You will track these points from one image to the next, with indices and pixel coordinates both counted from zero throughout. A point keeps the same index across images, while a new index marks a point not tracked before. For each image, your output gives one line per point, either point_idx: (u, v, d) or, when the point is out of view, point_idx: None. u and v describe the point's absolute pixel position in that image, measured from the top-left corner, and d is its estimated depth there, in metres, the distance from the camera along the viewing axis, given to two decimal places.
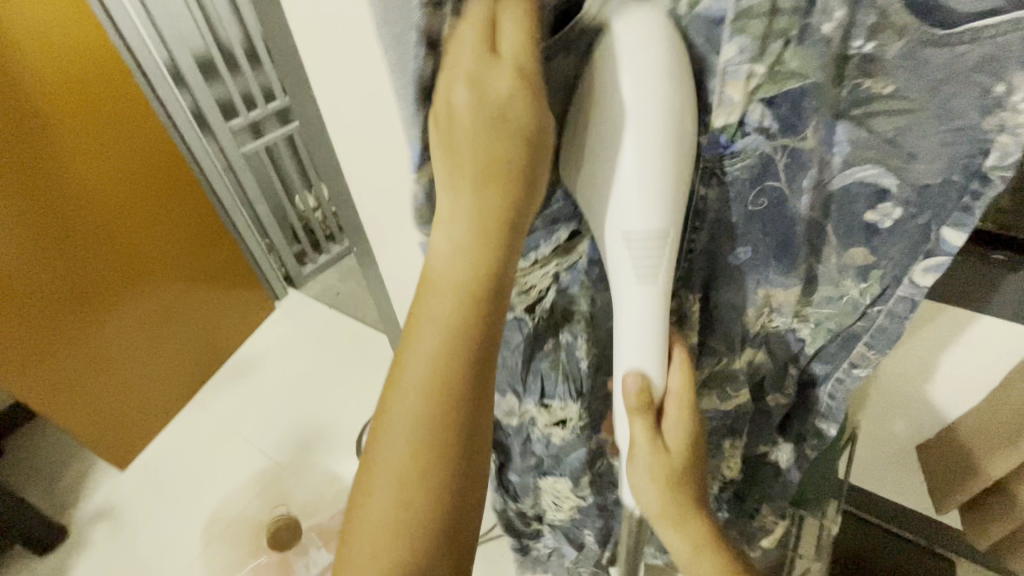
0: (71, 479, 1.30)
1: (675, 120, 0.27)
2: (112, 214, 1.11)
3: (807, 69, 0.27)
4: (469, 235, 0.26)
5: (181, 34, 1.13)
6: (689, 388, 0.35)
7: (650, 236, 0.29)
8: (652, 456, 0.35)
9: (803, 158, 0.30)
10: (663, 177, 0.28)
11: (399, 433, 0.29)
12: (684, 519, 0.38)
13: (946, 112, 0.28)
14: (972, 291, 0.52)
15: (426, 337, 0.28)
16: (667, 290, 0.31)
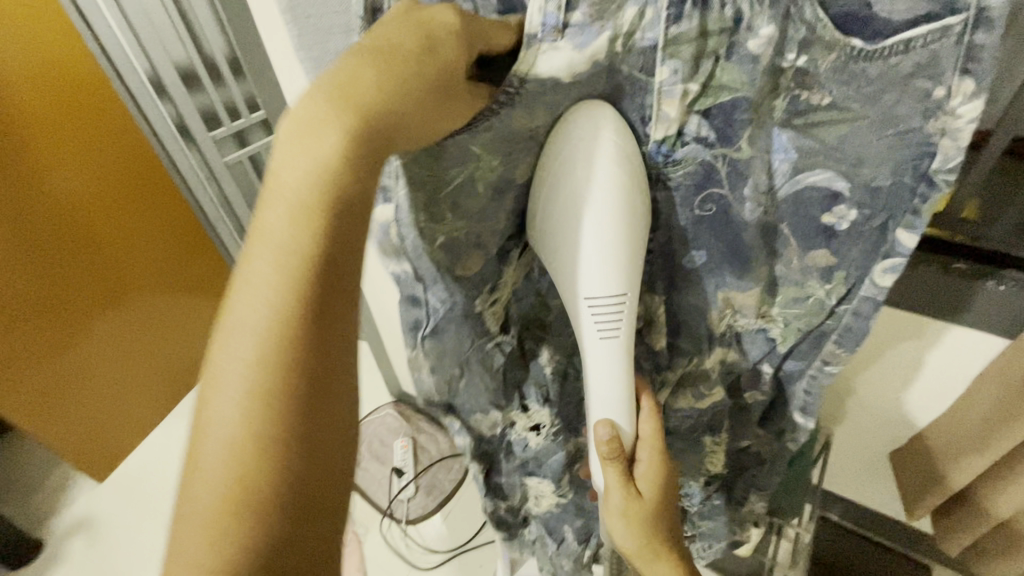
0: (47, 492, 1.28)
1: (623, 200, 0.32)
2: (92, 223, 1.13)
3: (737, 83, 0.31)
4: (324, 133, 0.24)
5: (159, 36, 1.00)
6: (656, 434, 0.41)
7: (608, 300, 0.33)
8: (624, 501, 0.40)
9: (741, 168, 0.34)
10: (616, 247, 0.32)
11: (233, 378, 0.24)
12: (655, 553, 0.43)
13: (889, 117, 0.32)
14: (943, 299, 0.58)
15: (264, 263, 0.24)
16: (627, 349, 0.35)
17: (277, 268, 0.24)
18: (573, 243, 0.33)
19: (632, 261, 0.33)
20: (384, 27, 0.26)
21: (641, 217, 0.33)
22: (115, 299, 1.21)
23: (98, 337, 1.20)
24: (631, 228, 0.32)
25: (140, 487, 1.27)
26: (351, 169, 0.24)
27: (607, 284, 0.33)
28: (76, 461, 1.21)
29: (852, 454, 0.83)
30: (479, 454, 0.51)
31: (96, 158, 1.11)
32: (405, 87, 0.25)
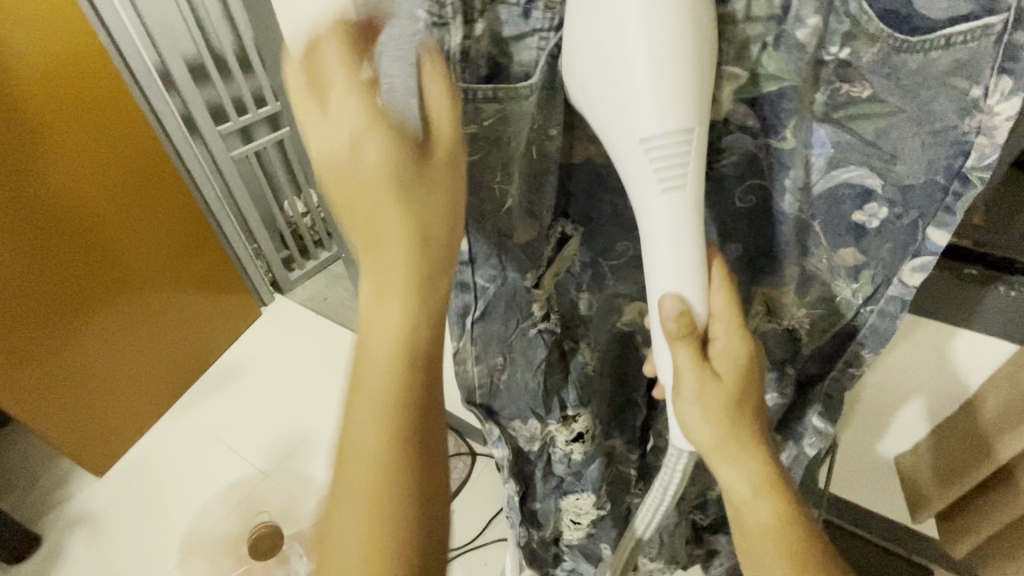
0: (45, 484, 1.27)
1: (682, 6, 0.26)
2: (94, 214, 1.12)
3: (783, 72, 0.31)
4: (397, 259, 0.30)
5: (169, 29, 1.16)
6: (733, 305, 0.36)
7: (671, 139, 0.28)
8: (699, 384, 0.36)
9: (784, 158, 0.35)
10: (678, 70, 0.26)
11: (368, 428, 0.32)
12: (740, 447, 0.39)
13: (925, 115, 0.32)
14: (951, 302, 0.57)
15: (379, 345, 0.32)
16: (696, 195, 0.30)
17: (399, 318, 0.32)
18: (623, 75, 0.27)
19: (698, 88, 0.27)
20: (359, 160, 0.28)
21: (706, 27, 0.27)
22: (116, 290, 1.20)
23: (99, 329, 1.18)
24: (695, 43, 0.26)
25: (141, 481, 1.26)
26: (431, 277, 0.31)
27: (668, 120, 0.27)
28: (77, 454, 1.21)
29: (859, 462, 0.83)
30: (519, 471, 0.53)
31: (102, 149, 1.11)
32: (417, 204, 0.30)
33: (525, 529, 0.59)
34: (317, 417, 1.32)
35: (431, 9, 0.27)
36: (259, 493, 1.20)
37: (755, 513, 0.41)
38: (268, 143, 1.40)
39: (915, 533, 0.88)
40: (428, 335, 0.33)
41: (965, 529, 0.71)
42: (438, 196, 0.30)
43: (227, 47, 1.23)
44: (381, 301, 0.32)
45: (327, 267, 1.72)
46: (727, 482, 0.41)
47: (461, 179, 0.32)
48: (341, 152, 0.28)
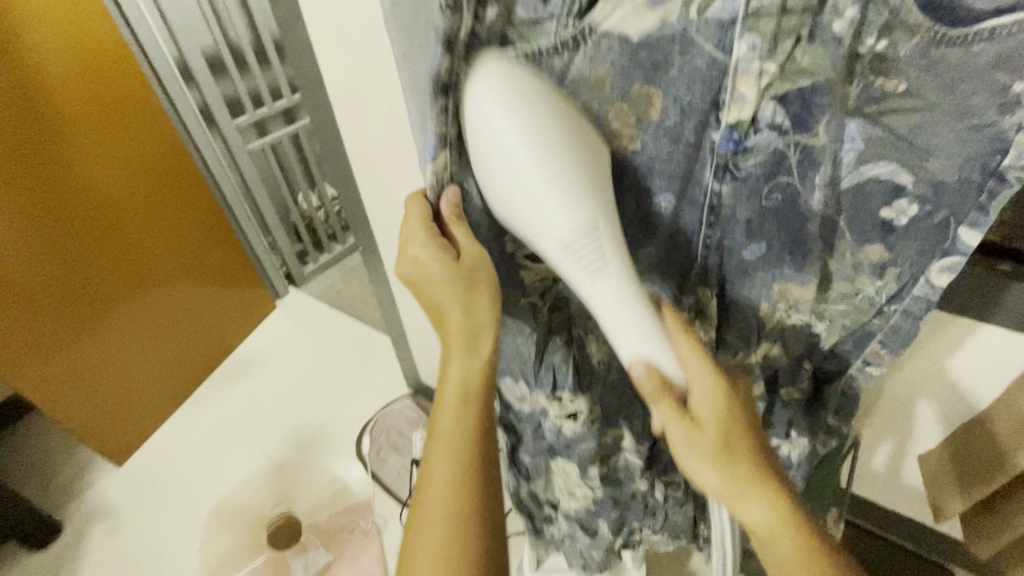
0: (67, 475, 1.29)
1: (553, 132, 0.30)
2: (112, 209, 1.13)
3: (817, 67, 0.30)
4: (458, 347, 0.40)
5: (190, 26, 1.19)
6: (697, 347, 0.38)
7: (586, 234, 0.32)
8: (683, 432, 0.39)
9: (814, 155, 0.34)
10: (570, 178, 0.31)
11: (437, 486, 0.41)
12: (751, 482, 0.41)
13: (963, 109, 0.32)
14: (974, 303, 0.55)
15: (444, 417, 0.42)
16: (622, 272, 0.34)
17: (457, 392, 0.42)
18: (525, 194, 0.31)
19: (592, 186, 0.32)
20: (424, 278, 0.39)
21: (577, 137, 0.31)
22: (133, 284, 1.21)
23: (116, 324, 1.20)
24: (577, 154, 0.31)
25: (161, 473, 1.28)
26: (481, 356, 0.41)
27: (574, 217, 0.31)
28: (97, 445, 1.23)
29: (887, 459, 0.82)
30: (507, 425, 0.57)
31: (120, 143, 1.12)
32: (468, 300, 0.39)
33: (514, 475, 0.63)
34: (331, 411, 1.33)
35: None
36: (276, 486, 1.21)
37: (784, 555, 0.39)
38: (284, 136, 1.44)
39: (935, 532, 0.87)
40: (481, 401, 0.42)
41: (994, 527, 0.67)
42: (482, 287, 0.39)
43: (244, 41, 1.27)
44: (444, 385, 0.42)
45: (338, 260, 1.76)
46: (751, 522, 0.41)
47: (448, 159, 0.34)
48: (410, 266, 0.39)
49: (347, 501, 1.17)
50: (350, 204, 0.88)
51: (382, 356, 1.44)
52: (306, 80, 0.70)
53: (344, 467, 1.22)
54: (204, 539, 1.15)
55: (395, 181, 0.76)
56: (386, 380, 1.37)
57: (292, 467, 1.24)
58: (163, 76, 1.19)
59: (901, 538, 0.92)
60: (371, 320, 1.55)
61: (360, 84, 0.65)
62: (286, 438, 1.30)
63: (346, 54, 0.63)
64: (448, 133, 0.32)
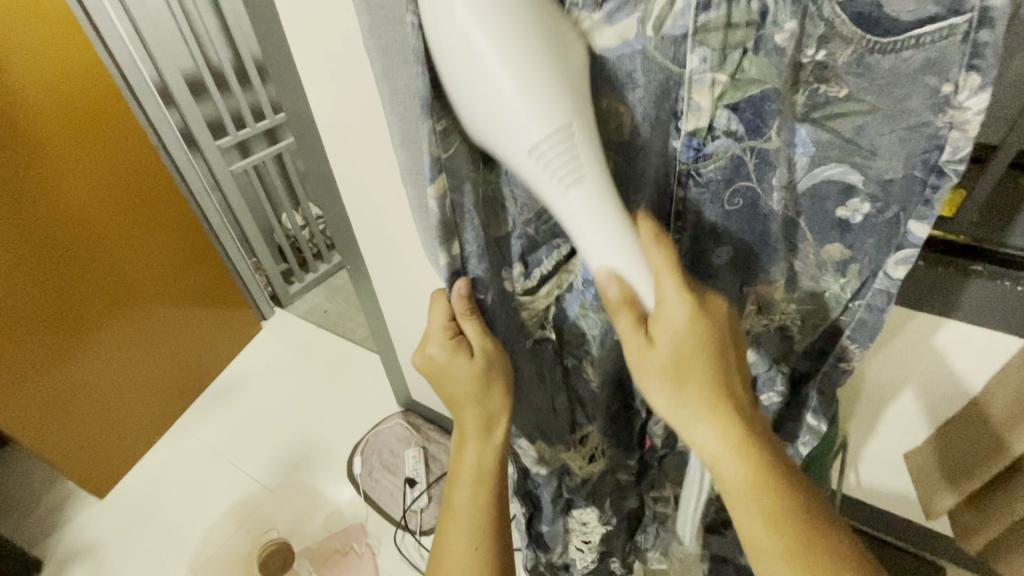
0: (47, 509, 1.26)
1: (525, 30, 0.28)
2: (90, 232, 1.12)
3: (765, 75, 0.32)
4: (475, 439, 0.48)
5: (171, 51, 1.21)
6: (668, 260, 0.37)
7: (556, 136, 0.30)
8: (641, 356, 0.38)
9: (769, 158, 0.36)
10: (541, 82, 0.29)
11: (459, 535, 0.50)
12: (713, 405, 0.38)
13: (900, 111, 0.34)
14: (939, 298, 0.56)
15: (463, 488, 0.50)
16: (595, 180, 0.33)
17: (474, 472, 0.49)
18: (494, 101, 0.29)
19: (563, 81, 0.30)
20: (445, 377, 0.45)
21: (552, 36, 0.29)
22: (112, 307, 1.20)
23: (95, 349, 1.18)
24: (551, 55, 0.29)
25: (147, 504, 1.25)
26: (494, 446, 0.48)
27: (546, 119, 0.30)
28: (75, 476, 1.19)
29: (877, 462, 0.81)
30: (522, 492, 0.62)
31: (103, 166, 1.12)
32: (483, 401, 0.46)
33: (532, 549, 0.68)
34: (321, 433, 1.31)
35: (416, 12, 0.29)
36: (265, 511, 1.19)
37: (729, 483, 0.38)
38: (266, 156, 1.46)
39: (926, 528, 0.88)
40: (497, 477, 0.50)
41: (988, 516, 0.67)
42: (496, 396, 0.46)
43: (225, 63, 1.29)
44: (461, 465, 0.49)
45: (326, 278, 1.77)
46: (706, 447, 0.38)
47: (448, 183, 0.34)
48: (427, 359, 0.45)
49: (338, 523, 1.15)
50: (334, 221, 0.89)
51: (371, 373, 1.44)
52: (287, 101, 0.72)
53: (334, 488, 1.20)
54: (192, 568, 1.12)
55: (379, 196, 0.77)
56: (376, 397, 1.37)
57: (283, 491, 1.22)
58: (142, 99, 1.19)
59: (891, 535, 0.93)
60: (359, 339, 1.55)
61: (341, 103, 0.67)
62: (276, 462, 1.27)
63: (325, 74, 0.64)
64: (441, 156, 0.33)
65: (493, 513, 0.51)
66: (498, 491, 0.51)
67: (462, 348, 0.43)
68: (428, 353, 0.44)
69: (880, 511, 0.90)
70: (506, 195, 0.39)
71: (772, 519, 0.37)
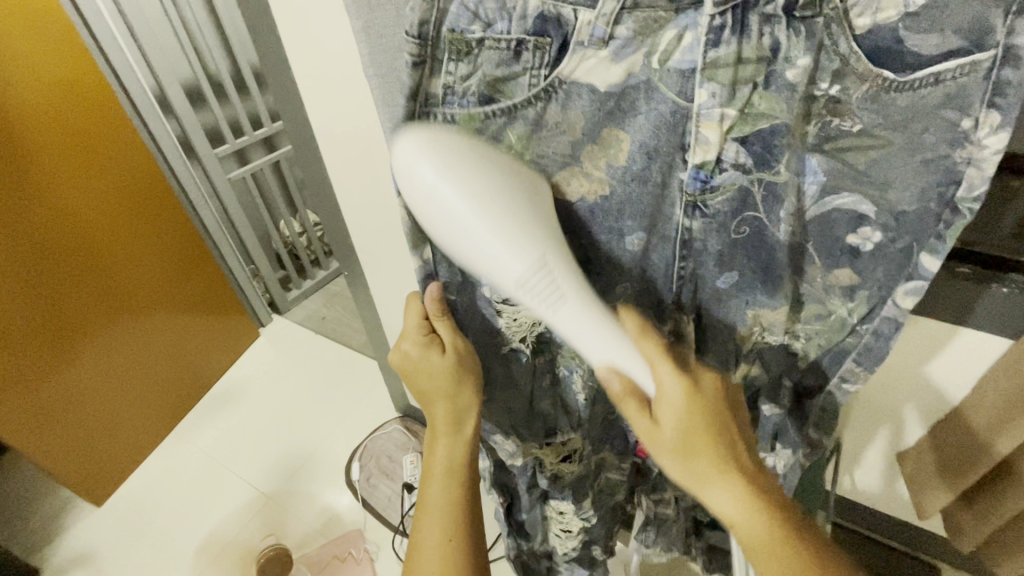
0: (43, 517, 1.25)
1: (493, 183, 0.33)
2: (87, 242, 1.11)
3: (774, 110, 0.33)
4: (446, 433, 0.49)
5: (170, 61, 1.21)
6: (656, 347, 0.40)
7: (536, 270, 0.35)
8: (647, 431, 0.41)
9: (778, 191, 0.36)
10: (513, 227, 0.34)
11: (432, 529, 0.50)
12: (722, 467, 0.39)
13: (916, 143, 0.34)
14: (952, 307, 0.57)
15: (435, 482, 0.51)
16: (577, 295, 0.38)
17: (447, 465, 0.50)
18: (478, 247, 0.34)
19: (532, 220, 0.35)
20: (418, 372, 0.47)
21: (516, 182, 0.34)
22: (110, 316, 1.19)
23: (93, 359, 1.17)
24: (522, 199, 0.35)
25: (143, 511, 1.24)
26: (465, 439, 0.49)
27: (524, 256, 0.35)
28: (72, 485, 1.19)
29: (870, 466, 0.82)
30: (499, 484, 0.63)
31: (101, 174, 1.12)
32: (452, 394, 0.47)
33: (513, 536, 0.69)
34: (318, 439, 1.31)
35: (413, 49, 0.32)
36: (263, 517, 1.18)
37: (752, 548, 0.38)
38: (265, 164, 1.46)
39: (918, 530, 0.89)
40: (469, 470, 0.51)
41: (982, 522, 0.68)
42: (465, 390, 0.47)
43: (223, 72, 1.29)
44: (432, 459, 0.50)
45: (323, 285, 1.76)
46: (723, 511, 0.39)
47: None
48: (402, 356, 0.47)
49: (337, 530, 1.15)
50: (333, 229, 0.89)
51: (369, 380, 1.44)
52: (287, 111, 0.72)
53: (331, 494, 1.21)
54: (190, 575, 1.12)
55: (379, 205, 0.78)
56: (373, 403, 1.37)
57: (280, 497, 1.22)
58: (141, 109, 1.19)
59: (883, 536, 0.93)
60: (357, 345, 1.55)
61: (342, 115, 0.67)
62: (272, 468, 1.27)
63: (326, 87, 0.65)
64: None
65: (465, 506, 0.51)
66: (470, 483, 0.52)
67: (434, 345, 0.45)
68: (404, 350, 0.46)
69: (874, 514, 0.90)
70: None
71: None
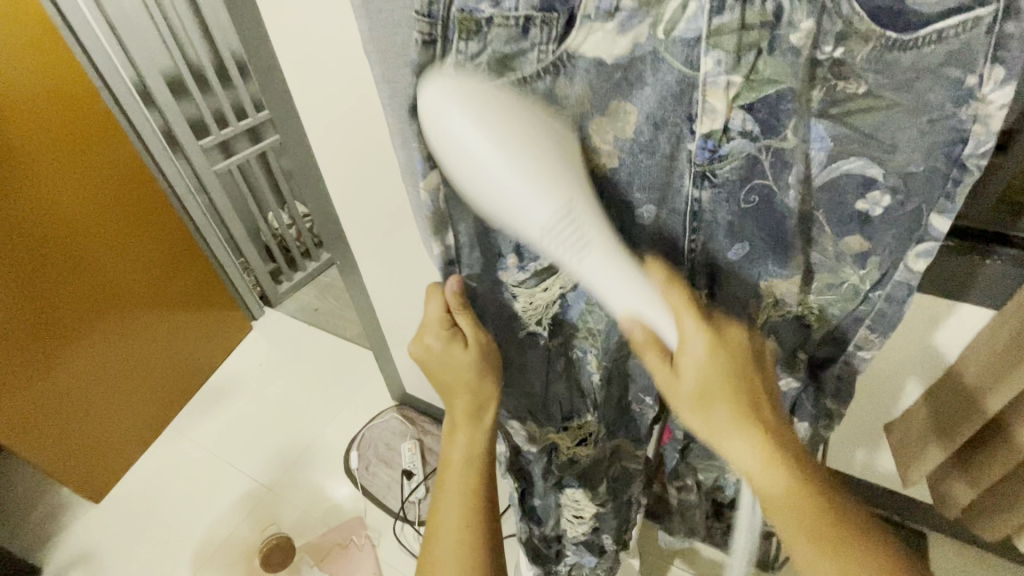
0: (40, 516, 1.24)
1: (519, 122, 0.32)
2: (74, 239, 1.10)
3: (781, 76, 0.33)
4: (467, 424, 0.50)
5: (150, 51, 1.18)
6: (682, 297, 0.40)
7: (561, 216, 0.34)
8: (667, 382, 0.42)
9: (785, 156, 0.37)
10: (539, 166, 0.33)
11: (451, 515, 0.50)
12: (741, 418, 0.41)
13: (921, 104, 0.35)
14: (951, 284, 0.60)
15: (455, 472, 0.51)
16: (601, 245, 0.38)
17: (467, 453, 0.51)
18: (502, 188, 0.33)
19: (558, 162, 0.34)
20: (440, 364, 0.47)
21: (542, 123, 0.33)
22: (100, 313, 1.18)
23: (85, 356, 1.16)
24: (549, 143, 0.34)
25: (145, 503, 1.25)
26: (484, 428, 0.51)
27: (551, 200, 0.34)
28: (70, 482, 1.18)
29: (861, 438, 0.84)
30: (514, 469, 0.65)
31: (86, 167, 1.10)
32: (475, 383, 0.48)
33: (525, 523, 0.71)
34: (315, 429, 1.31)
35: (423, 29, 0.32)
36: (262, 509, 1.19)
37: (767, 494, 0.40)
38: (251, 156, 1.44)
39: (907, 498, 0.92)
40: (487, 459, 0.52)
41: (971, 484, 0.69)
42: (486, 379, 0.48)
43: (206, 62, 1.26)
44: (453, 449, 0.51)
45: (315, 276, 1.75)
46: (739, 462, 0.41)
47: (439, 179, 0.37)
48: (424, 349, 0.47)
49: (338, 518, 1.16)
50: (324, 218, 0.88)
51: (367, 370, 1.44)
52: (274, 98, 0.71)
53: (331, 483, 1.21)
54: (193, 567, 1.12)
55: (372, 192, 0.77)
56: (371, 392, 1.38)
57: (280, 488, 1.22)
58: (123, 101, 1.17)
59: (874, 506, 0.96)
60: (351, 336, 1.54)
61: (331, 101, 0.66)
62: (271, 459, 1.28)
63: (313, 72, 0.64)
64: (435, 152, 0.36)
65: (484, 493, 0.52)
66: (486, 474, 0.52)
67: (457, 338, 0.46)
68: (426, 344, 0.47)
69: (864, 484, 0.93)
70: None
71: (816, 545, 0.38)
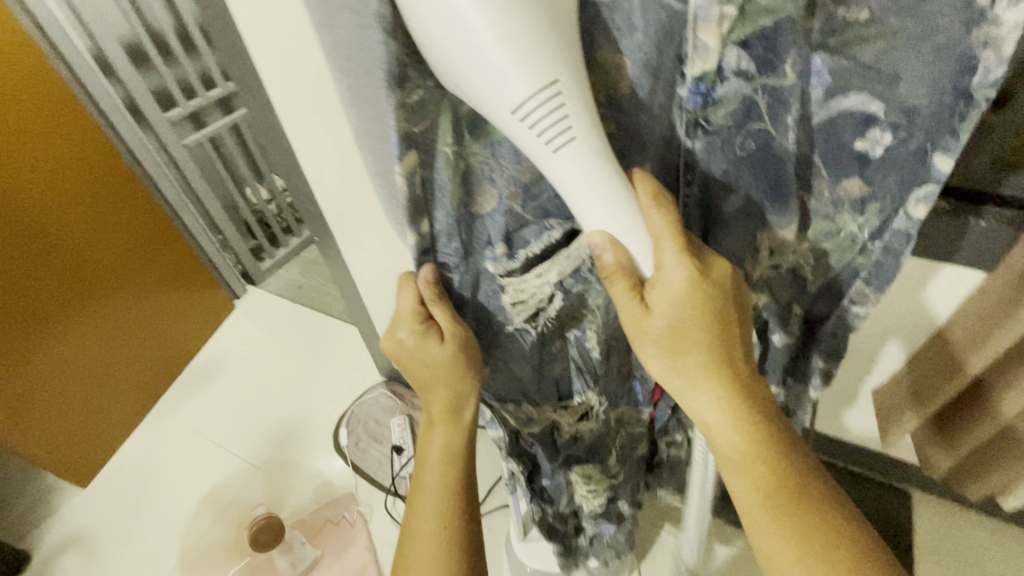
0: (26, 505, 1.22)
1: None
2: (40, 219, 1.04)
3: (779, 4, 0.31)
4: (444, 420, 0.49)
5: (105, 16, 1.10)
6: (665, 220, 0.36)
7: (542, 96, 0.29)
8: (634, 318, 0.38)
9: (783, 95, 0.35)
10: (520, 29, 0.27)
11: (427, 514, 0.49)
12: (706, 363, 0.39)
13: (929, 28, 0.33)
14: (942, 245, 0.57)
15: (432, 469, 0.50)
16: (588, 144, 0.32)
17: (444, 451, 0.50)
18: (472, 50, 0.27)
19: (548, 27, 0.28)
20: (416, 359, 0.45)
21: None
22: (74, 297, 1.13)
23: (61, 341, 1.12)
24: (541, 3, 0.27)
25: (136, 484, 1.23)
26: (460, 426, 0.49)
27: (531, 75, 0.28)
28: (54, 467, 1.16)
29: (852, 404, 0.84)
30: (517, 453, 0.61)
31: (49, 143, 1.03)
32: (451, 381, 0.46)
33: (539, 502, 0.69)
34: (303, 408, 1.30)
35: None
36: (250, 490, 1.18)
37: (722, 442, 0.40)
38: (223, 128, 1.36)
39: (895, 460, 0.93)
40: (465, 456, 0.51)
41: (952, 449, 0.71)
42: (464, 377, 0.46)
43: (167, 28, 1.18)
44: (429, 446, 0.50)
45: (299, 252, 1.70)
46: (700, 410, 0.40)
47: (418, 160, 0.33)
48: (397, 343, 0.45)
49: (329, 495, 1.15)
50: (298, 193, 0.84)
51: (354, 348, 1.41)
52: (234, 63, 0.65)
53: (320, 461, 1.20)
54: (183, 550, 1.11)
55: (345, 163, 0.72)
56: (359, 369, 1.35)
57: (268, 469, 1.21)
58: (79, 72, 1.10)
59: (863, 469, 0.98)
60: (334, 313, 1.51)
61: (292, 63, 0.60)
62: (259, 439, 1.26)
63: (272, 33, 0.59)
64: (413, 130, 0.32)
65: (460, 492, 0.50)
66: (465, 471, 0.51)
67: (431, 333, 0.43)
68: (399, 337, 0.45)
69: (853, 448, 0.94)
70: (485, 170, 0.36)
71: (764, 493, 0.39)
